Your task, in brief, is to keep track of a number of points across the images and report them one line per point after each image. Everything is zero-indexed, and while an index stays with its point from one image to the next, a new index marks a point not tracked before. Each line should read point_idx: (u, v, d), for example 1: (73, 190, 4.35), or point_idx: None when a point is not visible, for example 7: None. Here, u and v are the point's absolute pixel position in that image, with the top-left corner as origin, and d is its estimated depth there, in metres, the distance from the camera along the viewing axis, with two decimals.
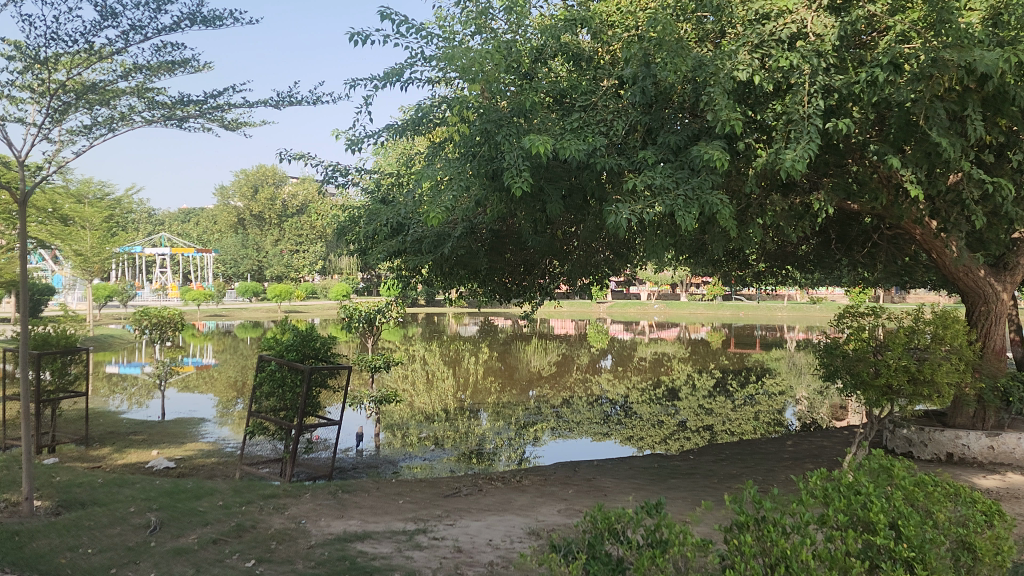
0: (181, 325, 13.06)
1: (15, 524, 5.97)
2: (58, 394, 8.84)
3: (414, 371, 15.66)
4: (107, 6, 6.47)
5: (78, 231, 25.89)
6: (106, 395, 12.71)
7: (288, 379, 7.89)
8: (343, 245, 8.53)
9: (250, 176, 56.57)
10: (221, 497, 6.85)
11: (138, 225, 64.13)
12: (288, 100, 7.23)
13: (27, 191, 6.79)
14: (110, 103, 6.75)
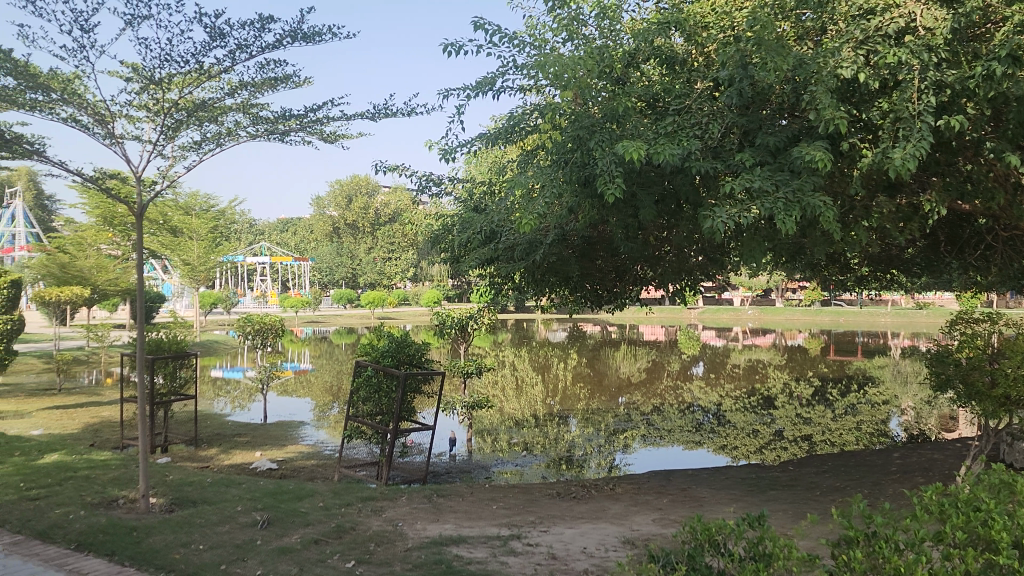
0: (281, 331, 13.53)
1: (132, 520, 6.29)
2: (170, 397, 9.29)
3: (504, 377, 15.77)
4: (216, 27, 6.76)
5: (186, 241, 27.24)
6: (212, 398, 13.29)
7: (384, 385, 8.06)
8: (437, 253, 8.66)
9: (345, 186, 58.21)
10: (322, 498, 7.05)
11: (240, 236, 66.91)
12: (383, 112, 7.38)
13: (142, 206, 7.15)
14: (218, 119, 7.05)
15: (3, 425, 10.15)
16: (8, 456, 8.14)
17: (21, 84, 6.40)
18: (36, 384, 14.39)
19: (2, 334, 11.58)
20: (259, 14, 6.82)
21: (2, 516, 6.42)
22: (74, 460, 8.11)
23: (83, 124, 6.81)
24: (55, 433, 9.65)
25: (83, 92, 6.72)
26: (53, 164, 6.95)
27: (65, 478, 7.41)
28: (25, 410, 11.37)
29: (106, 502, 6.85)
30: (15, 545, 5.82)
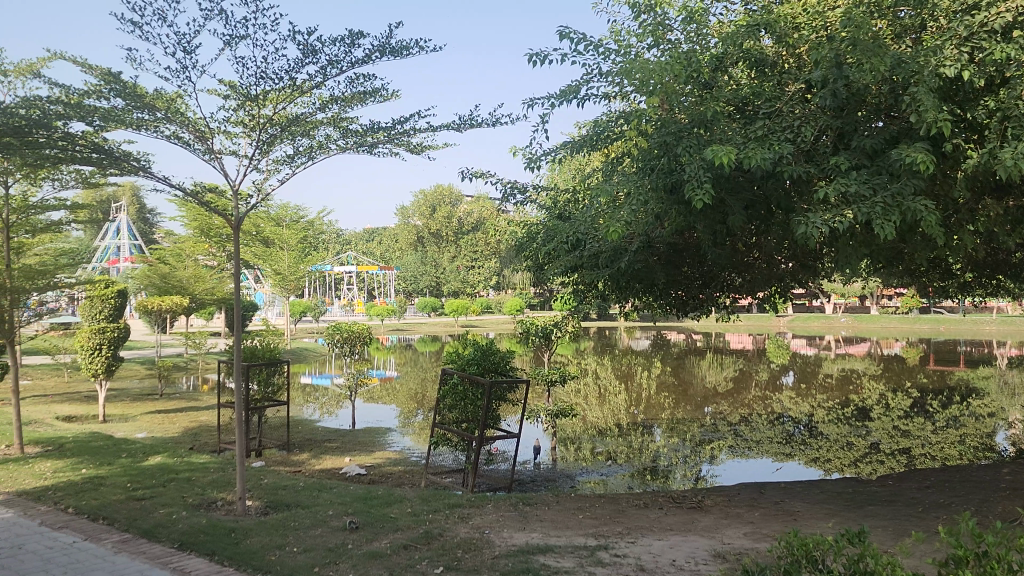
0: (368, 339, 13.81)
1: (231, 522, 6.53)
2: (264, 403, 9.60)
3: (587, 385, 15.67)
4: (308, 43, 6.96)
5: (277, 251, 28.17)
6: (302, 404, 13.67)
7: (469, 393, 8.13)
8: (521, 262, 8.69)
9: (428, 196, 59.17)
10: (410, 504, 7.15)
11: (329, 245, 68.87)
12: (468, 122, 7.46)
13: (239, 218, 7.41)
14: (310, 133, 7.25)
15: (111, 428, 10.68)
16: (117, 458, 8.56)
17: (129, 104, 6.74)
18: (140, 389, 15.12)
19: (110, 340, 12.18)
20: (350, 30, 6.98)
21: (111, 514, 6.73)
22: (176, 463, 8.46)
23: (185, 141, 7.12)
24: (158, 436, 10.09)
25: (185, 110, 7.03)
26: (157, 179, 7.27)
27: (168, 480, 7.73)
28: (131, 414, 11.94)
29: (206, 504, 7.12)
30: (123, 543, 6.11)
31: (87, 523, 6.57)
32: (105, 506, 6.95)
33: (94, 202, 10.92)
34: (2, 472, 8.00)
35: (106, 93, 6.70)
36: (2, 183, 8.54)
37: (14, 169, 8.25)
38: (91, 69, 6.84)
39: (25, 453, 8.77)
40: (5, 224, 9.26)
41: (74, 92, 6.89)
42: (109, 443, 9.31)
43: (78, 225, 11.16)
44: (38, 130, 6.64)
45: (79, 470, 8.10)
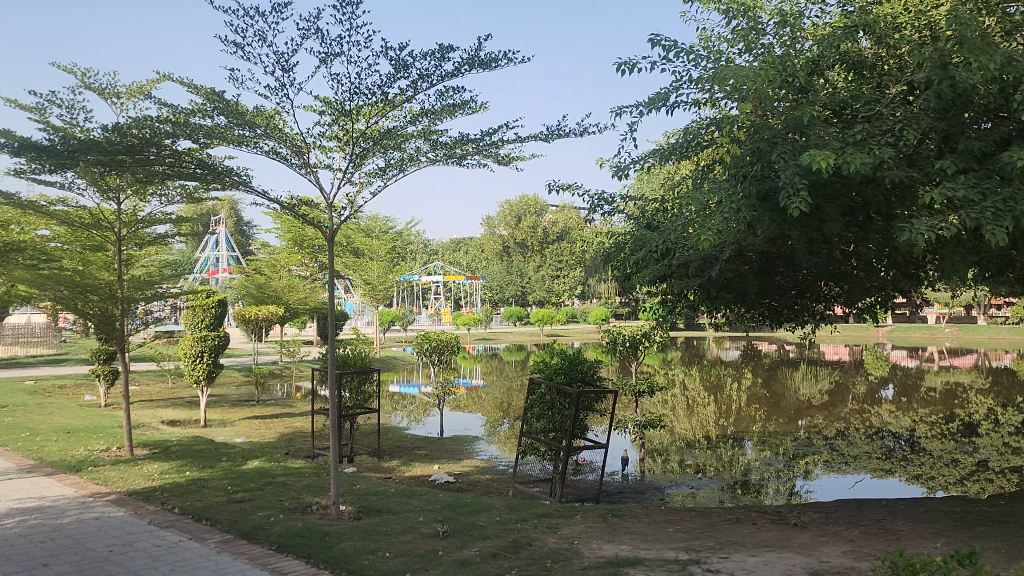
0: (456, 348, 13.95)
1: (326, 526, 6.70)
2: (355, 410, 9.83)
3: (675, 396, 15.41)
4: (400, 59, 7.12)
5: (367, 262, 28.86)
6: (390, 412, 13.93)
7: (557, 402, 8.12)
8: (609, 271, 8.64)
9: (514, 206, 59.53)
10: (498, 513, 7.18)
11: (417, 256, 70.19)
12: (556, 133, 7.47)
13: (333, 231, 7.62)
14: (401, 146, 7.41)
15: (212, 432, 11.13)
16: (218, 461, 8.90)
17: (232, 122, 7.04)
18: (239, 395, 15.69)
19: (211, 349, 12.70)
20: (440, 44, 7.11)
21: (213, 516, 7.00)
22: (272, 467, 8.74)
23: (283, 155, 7.38)
24: (255, 441, 10.45)
25: (283, 127, 7.29)
26: (256, 193, 7.56)
27: (265, 484, 8.00)
28: (230, 420, 12.39)
29: (301, 507, 7.33)
30: (225, 543, 6.34)
31: (191, 523, 6.86)
32: (208, 507, 7.24)
33: (197, 215, 11.40)
34: (114, 472, 8.44)
35: (210, 112, 7.02)
36: (116, 198, 9.03)
37: (125, 186, 8.72)
38: (197, 90, 7.19)
39: (134, 455, 9.23)
40: (116, 237, 9.77)
41: (181, 112, 7.25)
42: (211, 447, 9.70)
43: (181, 237, 11.66)
44: (148, 148, 7.01)
45: (183, 472, 8.47)
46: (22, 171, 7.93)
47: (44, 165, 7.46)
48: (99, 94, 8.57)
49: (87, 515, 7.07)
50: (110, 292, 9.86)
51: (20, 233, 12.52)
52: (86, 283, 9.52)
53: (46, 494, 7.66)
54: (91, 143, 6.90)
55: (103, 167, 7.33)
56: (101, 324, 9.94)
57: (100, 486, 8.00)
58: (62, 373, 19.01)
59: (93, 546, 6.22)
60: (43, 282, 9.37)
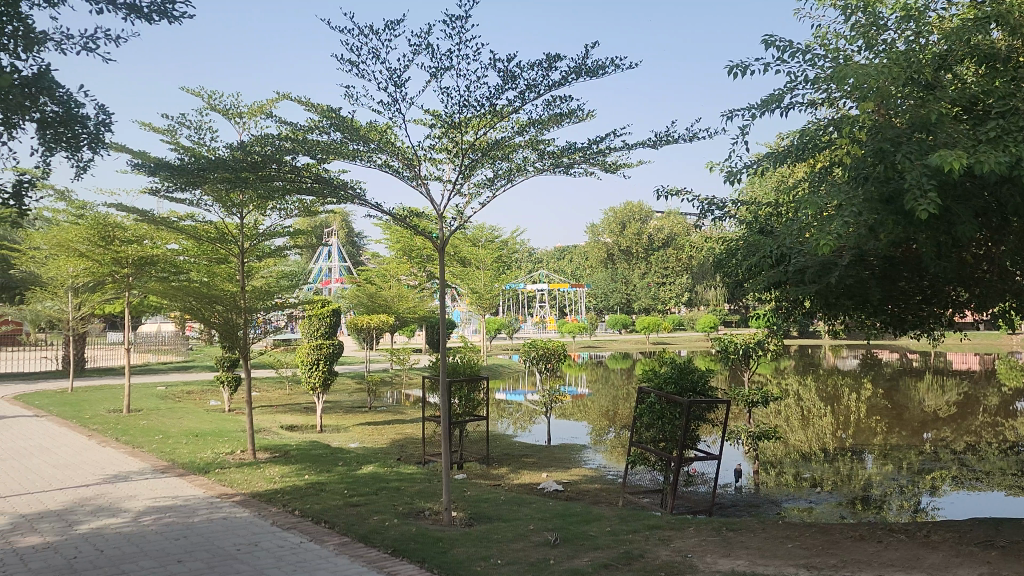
0: (562, 356, 13.93)
1: (439, 531, 6.83)
2: (465, 418, 9.97)
3: (788, 407, 14.88)
4: (508, 70, 7.19)
5: (473, 270, 29.28)
6: (498, 420, 14.05)
7: (667, 412, 7.98)
8: (719, 278, 8.44)
9: (618, 213, 58.81)
10: (609, 523, 7.11)
11: (523, 264, 70.57)
12: (665, 138, 7.37)
13: (444, 242, 7.75)
14: (509, 156, 7.48)
15: (328, 437, 11.50)
16: (334, 466, 9.21)
17: (346, 137, 7.29)
18: (352, 402, 16.18)
19: (325, 356, 13.14)
20: (547, 54, 7.14)
21: (332, 518, 7.24)
22: (386, 472, 8.96)
23: (395, 169, 7.58)
24: (368, 447, 10.74)
25: (395, 140, 7.49)
26: (370, 206, 7.79)
27: (379, 488, 8.21)
28: (345, 425, 12.79)
29: (414, 512, 7.49)
30: (343, 546, 6.53)
31: (311, 526, 7.11)
32: (326, 510, 7.49)
33: (311, 228, 11.80)
34: (239, 474, 8.85)
35: (327, 128, 7.29)
36: (239, 213, 9.49)
37: (248, 202, 9.16)
38: (313, 107, 7.49)
39: (257, 458, 9.65)
40: (239, 250, 10.25)
41: (299, 129, 7.56)
42: (327, 452, 10.03)
43: (297, 250, 12.12)
44: (269, 164, 7.34)
45: (302, 475, 8.80)
46: (156, 190, 8.46)
47: (177, 183, 7.93)
48: (224, 114, 9.03)
49: (216, 515, 7.44)
50: (233, 302, 10.36)
51: (152, 247, 13.34)
52: (212, 294, 10.05)
53: (178, 494, 8.11)
54: (219, 161, 7.29)
55: (229, 184, 7.74)
56: (225, 333, 10.45)
57: (227, 487, 8.41)
58: (190, 379, 20.12)
59: (221, 544, 6.54)
60: (174, 293, 9.94)
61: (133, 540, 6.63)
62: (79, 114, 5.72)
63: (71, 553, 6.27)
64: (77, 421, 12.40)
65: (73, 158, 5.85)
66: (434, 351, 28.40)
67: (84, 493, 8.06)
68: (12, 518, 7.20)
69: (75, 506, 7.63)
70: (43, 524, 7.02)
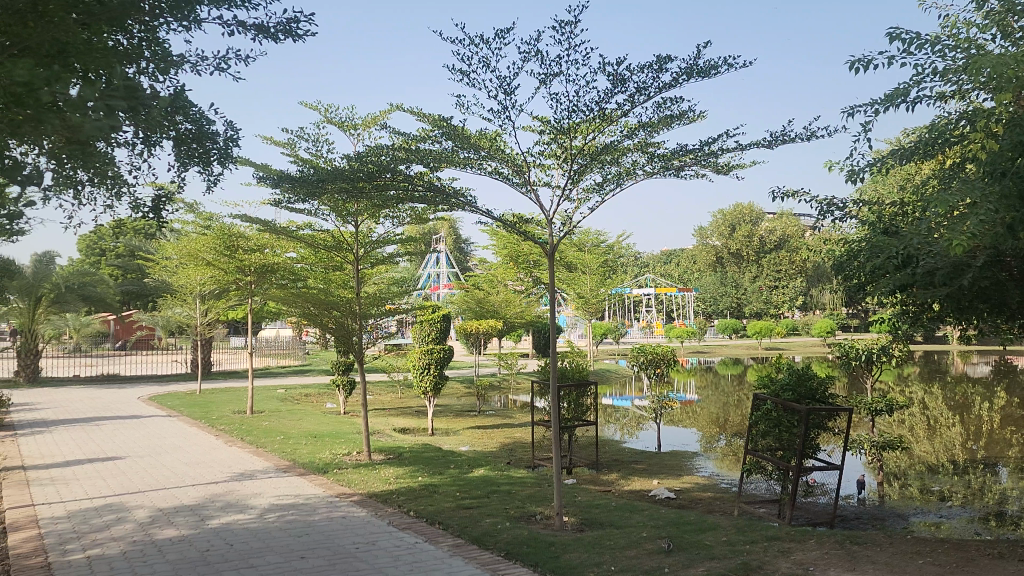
0: (672, 360, 13.70)
1: (551, 536, 6.84)
2: (574, 422, 9.97)
3: (913, 416, 14.15)
4: (618, 74, 7.15)
5: (579, 275, 29.26)
6: (606, 425, 13.97)
7: (784, 420, 7.72)
8: (840, 282, 8.12)
9: (729, 215, 56.82)
10: (725, 533, 6.93)
11: (627, 268, 69.88)
12: (781, 138, 7.15)
13: (553, 248, 7.76)
14: (619, 160, 7.43)
15: (439, 441, 11.71)
16: (446, 468, 9.36)
17: (458, 145, 7.42)
18: (462, 406, 16.44)
19: (435, 361, 13.37)
20: (657, 55, 7.05)
21: (445, 520, 7.37)
22: (497, 475, 9.06)
23: (505, 175, 7.65)
24: (479, 450, 10.87)
25: (504, 147, 7.57)
26: (480, 212, 7.89)
27: (491, 492, 8.30)
28: (455, 429, 13.01)
29: (526, 516, 7.53)
30: (457, 547, 6.63)
31: (426, 526, 7.26)
32: (439, 512, 7.62)
33: (421, 235, 12.05)
34: (356, 475, 9.12)
35: (439, 137, 7.45)
36: (354, 221, 9.80)
37: (362, 210, 9.46)
38: (425, 117, 7.66)
39: (373, 459, 9.93)
40: (354, 257, 10.58)
41: (411, 139, 7.76)
42: (439, 454, 10.23)
43: (408, 256, 12.40)
44: (384, 173, 7.56)
45: (416, 477, 8.99)
46: (279, 201, 8.85)
47: (298, 194, 8.27)
48: (341, 127, 9.36)
49: (335, 514, 7.70)
50: (349, 308, 10.70)
51: (273, 256, 13.97)
52: (329, 300, 10.42)
53: (300, 492, 8.44)
54: (336, 171, 7.55)
55: (346, 194, 8.02)
56: (341, 338, 10.81)
57: (345, 487, 8.69)
58: (308, 382, 20.93)
59: (341, 542, 6.76)
60: (294, 299, 10.36)
61: (259, 535, 6.95)
62: (211, 130, 6.03)
63: (204, 546, 6.62)
64: (206, 422, 13.11)
65: (204, 173, 6.18)
66: (543, 356, 30.45)
67: (213, 489, 8.50)
68: (150, 511, 7.67)
69: (207, 502, 8.06)
70: (179, 518, 7.45)
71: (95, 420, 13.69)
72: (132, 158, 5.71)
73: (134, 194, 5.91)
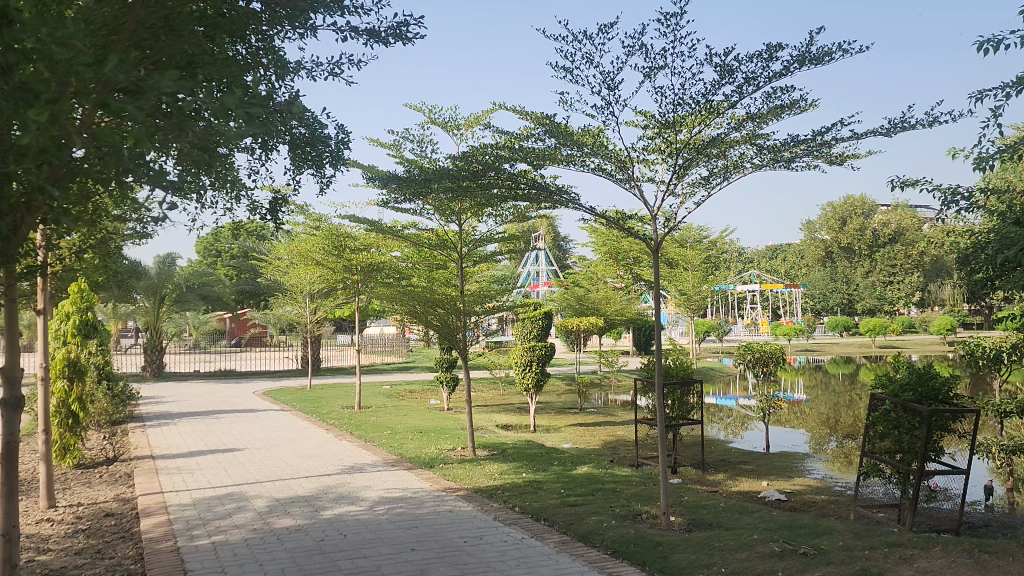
0: (780, 359, 13.28)
1: (658, 536, 6.76)
2: (679, 421, 9.82)
3: None
4: (725, 64, 6.97)
5: (682, 272, 28.81)
6: (711, 425, 13.68)
7: (904, 422, 7.37)
8: (965, 276, 7.70)
9: (839, 208, 54.83)
10: (842, 537, 6.69)
11: (730, 265, 68.33)
12: (900, 125, 6.82)
13: (658, 243, 7.63)
14: (725, 153, 7.27)
15: (543, 438, 11.75)
16: (550, 465, 9.39)
17: (560, 143, 7.41)
18: (563, 403, 16.44)
19: (537, 359, 13.42)
20: (767, 44, 6.85)
21: (551, 517, 7.39)
22: (601, 473, 9.02)
23: (608, 171, 7.60)
24: (582, 448, 10.84)
25: (607, 143, 7.51)
26: (584, 209, 7.86)
27: (596, 489, 8.28)
28: (558, 426, 13.02)
29: (632, 515, 7.47)
30: (564, 544, 6.64)
31: (532, 522, 7.30)
32: (545, 509, 7.65)
33: (522, 233, 12.11)
34: (461, 470, 9.27)
35: (541, 135, 7.46)
36: (458, 220, 9.94)
37: (466, 209, 9.60)
38: (527, 115, 7.69)
39: (477, 455, 10.05)
40: (457, 255, 10.75)
41: (514, 137, 7.79)
42: (543, 451, 10.28)
43: (509, 254, 12.48)
44: (488, 172, 7.63)
45: (520, 473, 9.05)
46: (386, 202, 9.07)
47: (405, 194, 8.45)
48: (445, 127, 9.50)
49: (443, 508, 7.83)
50: (453, 306, 10.87)
51: (379, 255, 14.33)
52: (434, 298, 10.62)
53: (408, 486, 8.64)
54: (442, 171, 7.68)
55: (451, 193, 8.14)
56: (445, 335, 10.98)
57: (451, 481, 8.84)
58: (412, 379, 21.42)
59: (449, 536, 6.88)
60: (399, 297, 10.62)
61: (370, 527, 7.14)
62: (323, 134, 6.20)
63: (319, 535, 6.86)
64: (316, 416, 13.59)
65: (318, 175, 6.38)
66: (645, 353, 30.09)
67: (326, 481, 8.79)
68: (268, 501, 8.01)
69: (320, 493, 8.35)
70: (295, 508, 7.75)
71: (215, 413, 14.41)
72: (252, 162, 5.96)
73: (252, 198, 6.16)
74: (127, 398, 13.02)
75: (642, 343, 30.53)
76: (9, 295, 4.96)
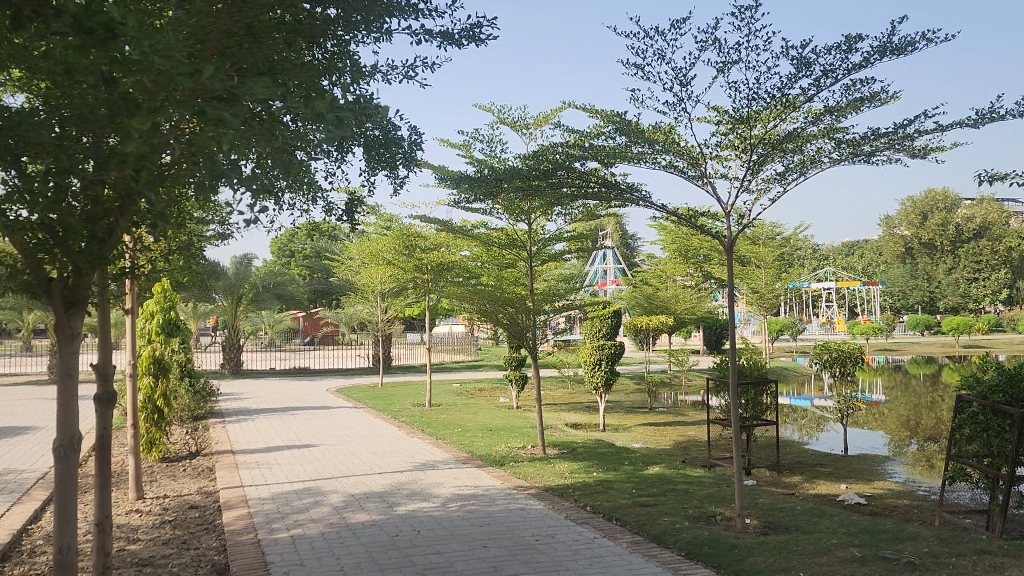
0: (858, 359, 12.90)
1: (733, 538, 6.65)
2: (753, 422, 9.64)
3: None
4: (802, 57, 6.80)
5: (754, 269, 28.26)
6: (787, 426, 13.40)
7: (993, 424, 7.08)
8: None
9: (918, 202, 53.16)
10: (926, 544, 6.47)
11: (803, 263, 66.77)
12: (988, 115, 6.54)
13: (732, 241, 7.47)
14: (802, 148, 7.09)
15: (613, 437, 11.69)
16: (621, 465, 9.33)
17: (631, 140, 7.36)
18: (633, 403, 16.30)
19: (606, 358, 13.36)
20: (846, 35, 6.65)
21: (623, 517, 7.35)
22: (673, 474, 8.93)
23: (680, 168, 7.51)
24: (653, 448, 10.75)
25: (679, 140, 7.42)
26: (655, 207, 7.77)
27: (668, 490, 8.19)
28: (628, 426, 12.92)
29: (706, 516, 7.37)
30: (637, 544, 6.59)
31: (604, 522, 7.27)
32: (616, 508, 7.61)
33: (591, 231, 12.09)
34: (531, 469, 9.30)
35: (612, 133, 7.42)
36: (528, 219, 9.98)
37: (536, 208, 9.62)
38: (597, 113, 7.66)
39: (547, 454, 10.06)
40: (526, 254, 10.80)
41: (584, 136, 7.77)
42: (613, 451, 10.22)
43: (578, 253, 12.47)
44: (558, 171, 7.62)
45: (590, 473, 9.03)
46: (457, 202, 9.16)
47: (476, 194, 8.52)
48: (514, 127, 9.54)
49: (514, 506, 7.86)
50: (523, 305, 10.92)
51: (448, 255, 14.48)
52: (504, 297, 10.69)
53: (478, 483, 8.70)
54: (512, 171, 7.71)
55: (522, 192, 8.17)
56: (515, 334, 11.02)
57: (521, 479, 8.87)
58: (481, 377, 21.56)
59: (521, 534, 6.91)
60: (469, 297, 10.71)
61: (443, 523, 7.23)
62: (396, 136, 6.27)
63: (393, 531, 6.97)
64: (388, 414, 13.80)
65: (392, 176, 6.46)
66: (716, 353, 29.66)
67: (399, 477, 8.93)
68: (343, 496, 8.17)
69: (393, 489, 8.48)
70: (369, 504, 7.89)
71: (290, 410, 14.79)
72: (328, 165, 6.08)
73: (328, 200, 6.29)
74: (208, 395, 13.47)
75: (713, 343, 30.04)
76: (102, 295, 5.16)
